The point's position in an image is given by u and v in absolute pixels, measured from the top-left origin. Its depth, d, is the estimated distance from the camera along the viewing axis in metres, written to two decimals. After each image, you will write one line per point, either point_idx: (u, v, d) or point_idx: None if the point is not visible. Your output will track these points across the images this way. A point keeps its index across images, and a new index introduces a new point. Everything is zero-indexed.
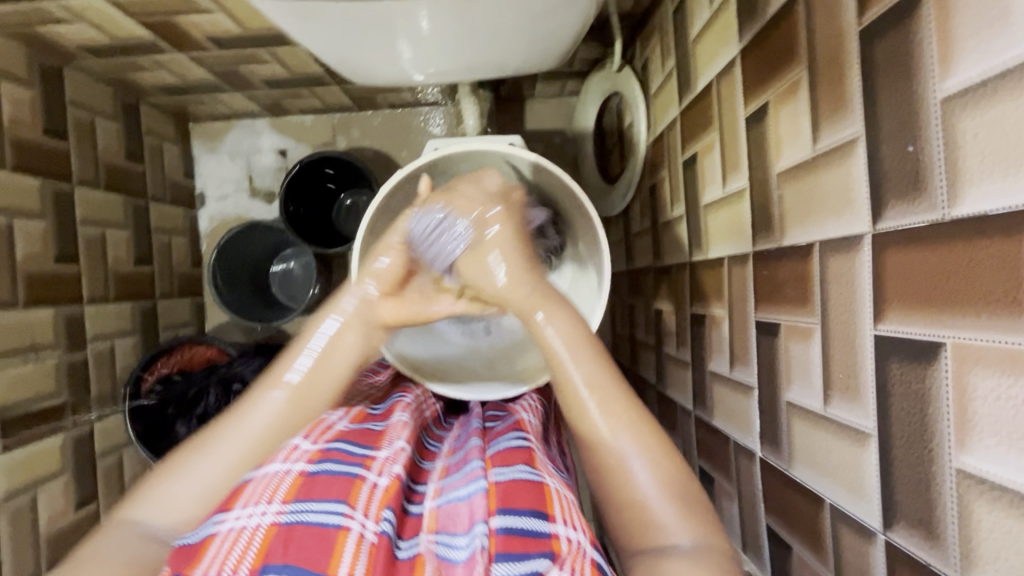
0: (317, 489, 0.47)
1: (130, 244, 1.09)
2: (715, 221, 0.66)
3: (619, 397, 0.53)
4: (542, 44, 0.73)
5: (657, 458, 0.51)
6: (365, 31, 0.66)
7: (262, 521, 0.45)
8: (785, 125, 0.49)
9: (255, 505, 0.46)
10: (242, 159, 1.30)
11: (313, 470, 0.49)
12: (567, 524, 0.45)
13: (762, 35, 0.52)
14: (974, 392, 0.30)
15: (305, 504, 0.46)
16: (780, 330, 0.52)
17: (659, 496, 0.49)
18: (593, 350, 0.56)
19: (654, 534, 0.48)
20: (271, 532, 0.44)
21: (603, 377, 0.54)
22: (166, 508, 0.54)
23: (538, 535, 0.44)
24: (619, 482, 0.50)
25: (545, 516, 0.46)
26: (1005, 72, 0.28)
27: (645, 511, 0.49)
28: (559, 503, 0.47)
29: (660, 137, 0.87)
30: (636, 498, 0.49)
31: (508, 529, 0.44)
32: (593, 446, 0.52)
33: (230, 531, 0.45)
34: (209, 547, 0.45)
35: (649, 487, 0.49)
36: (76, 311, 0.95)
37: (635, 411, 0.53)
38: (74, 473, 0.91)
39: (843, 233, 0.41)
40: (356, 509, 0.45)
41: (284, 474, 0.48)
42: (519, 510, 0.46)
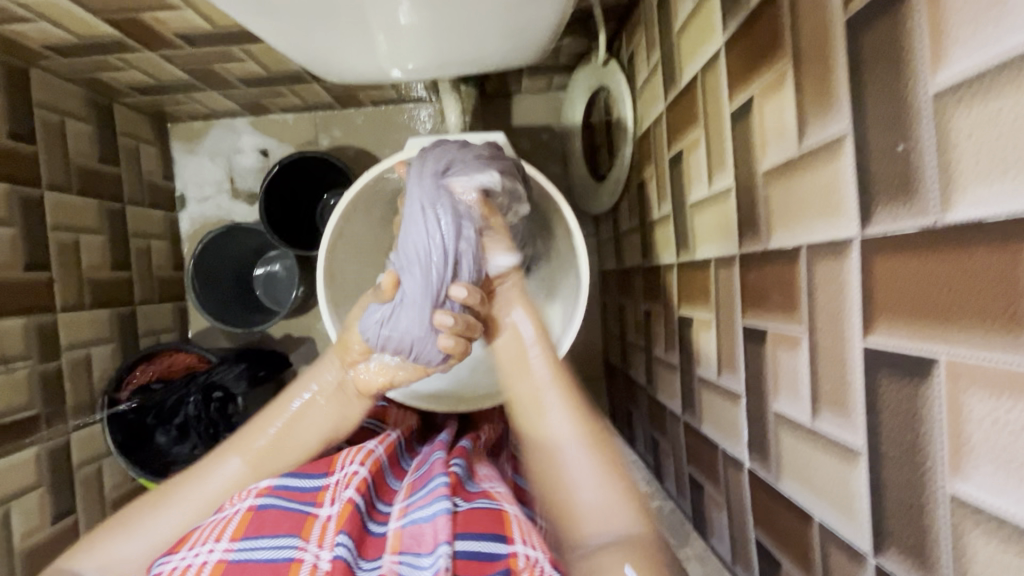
0: (267, 525, 0.48)
1: (106, 250, 1.07)
2: (701, 221, 0.64)
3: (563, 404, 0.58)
4: (521, 38, 0.70)
5: (597, 457, 0.54)
6: (333, 27, 0.63)
7: (209, 560, 0.46)
8: (770, 121, 0.46)
9: (202, 545, 0.47)
10: (222, 160, 1.27)
11: (263, 505, 0.49)
12: (525, 543, 0.46)
13: (746, 27, 0.50)
14: (969, 414, 0.28)
15: (256, 540, 0.47)
16: (767, 336, 0.49)
17: (593, 489, 0.52)
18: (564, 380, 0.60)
19: (574, 521, 0.52)
20: (219, 569, 0.45)
21: (574, 402, 0.58)
22: (112, 560, 0.55)
23: (492, 558, 0.45)
24: (551, 473, 0.55)
25: (504, 538, 0.46)
26: (1002, 64, 0.25)
27: (574, 503, 0.52)
28: (519, 525, 0.48)
29: (647, 133, 0.84)
30: (566, 491, 0.53)
31: (468, 554, 0.45)
32: (544, 453, 0.56)
33: (180, 571, 0.46)
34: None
35: (586, 481, 0.53)
36: (48, 320, 0.92)
37: (584, 427, 0.56)
38: (50, 486, 0.89)
39: (830, 236, 0.39)
40: (309, 542, 0.46)
41: (233, 515, 0.49)
42: (480, 534, 0.47)
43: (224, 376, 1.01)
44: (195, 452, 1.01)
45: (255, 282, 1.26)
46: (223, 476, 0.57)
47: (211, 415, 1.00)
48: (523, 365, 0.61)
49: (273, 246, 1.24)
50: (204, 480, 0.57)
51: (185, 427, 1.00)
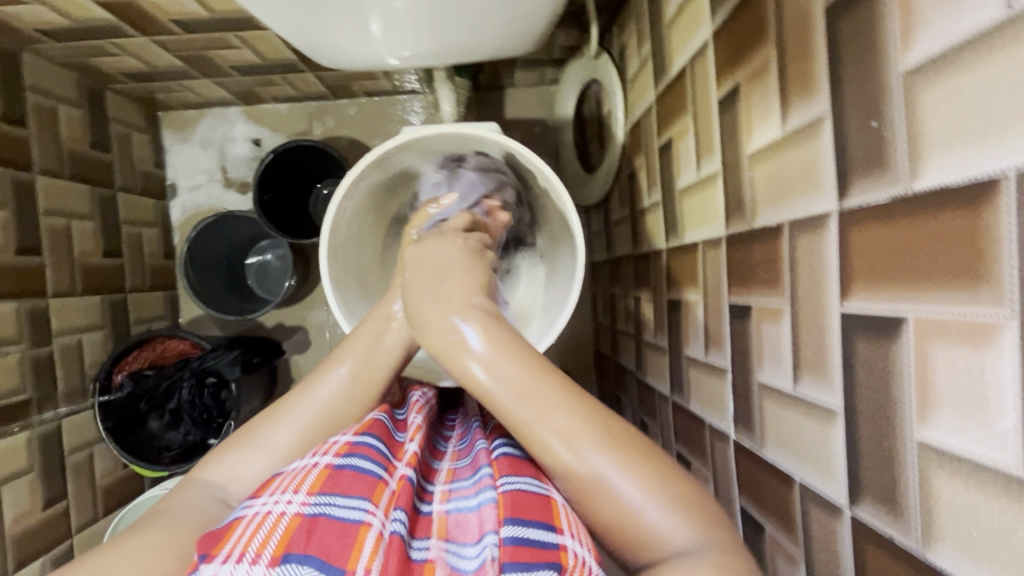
0: (341, 484, 0.46)
1: (97, 236, 1.06)
2: (690, 206, 0.66)
3: (552, 398, 0.44)
4: (516, 28, 0.72)
5: (634, 463, 0.42)
6: (332, 13, 0.64)
7: (288, 510, 0.44)
8: (755, 106, 0.49)
9: (281, 493, 0.46)
10: (214, 149, 1.27)
11: (339, 464, 0.48)
12: (576, 539, 0.43)
13: (732, 17, 0.52)
14: (935, 366, 0.30)
15: (330, 497, 0.45)
16: (752, 312, 0.52)
17: (650, 505, 0.41)
18: (544, 368, 0.46)
19: (653, 548, 0.40)
20: (294, 524, 0.43)
21: (534, 383, 0.45)
22: (240, 478, 0.54)
23: (545, 546, 0.42)
24: (599, 497, 0.42)
25: (553, 528, 0.43)
26: (965, 42, 0.28)
27: (638, 523, 0.41)
28: (568, 516, 0.45)
29: (637, 123, 0.86)
30: (621, 514, 0.41)
31: (518, 540, 0.42)
32: (557, 463, 0.43)
33: (257, 515, 0.45)
34: (235, 530, 0.44)
35: (635, 494, 0.41)
36: (40, 305, 0.92)
37: (587, 416, 0.43)
38: (42, 470, 0.88)
39: (811, 211, 0.41)
40: (379, 507, 0.45)
41: (312, 467, 0.48)
42: (530, 523, 0.43)
43: (219, 362, 1.01)
44: (189, 438, 1.01)
45: (248, 271, 1.26)
46: (331, 383, 0.58)
47: (205, 400, 1.03)
48: (467, 370, 0.47)
49: (266, 235, 1.24)
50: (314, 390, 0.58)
51: (179, 411, 1.01)
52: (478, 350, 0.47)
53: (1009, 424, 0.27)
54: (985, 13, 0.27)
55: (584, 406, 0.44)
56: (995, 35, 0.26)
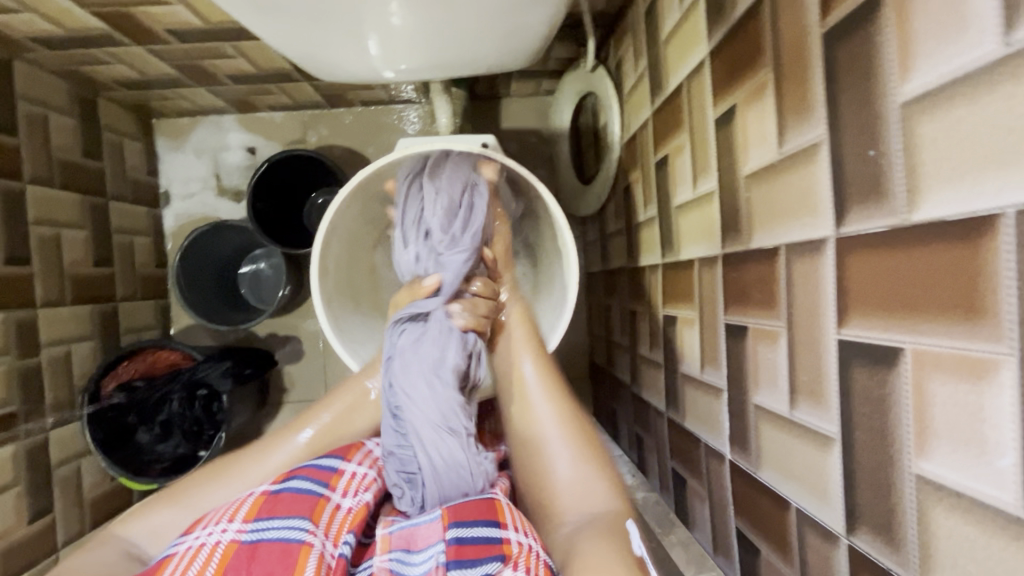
0: (280, 507, 0.48)
1: (88, 245, 1.05)
2: (685, 223, 0.66)
3: (553, 398, 0.61)
4: (513, 43, 0.71)
5: (580, 447, 0.57)
6: (328, 27, 0.64)
7: (222, 538, 0.45)
8: (751, 127, 0.49)
9: (215, 524, 0.47)
10: (208, 157, 1.26)
11: (275, 489, 0.50)
12: (518, 531, 0.47)
13: (729, 38, 0.52)
14: (933, 398, 0.30)
15: (269, 521, 0.46)
16: (747, 332, 0.51)
17: (569, 469, 0.56)
18: (558, 377, 0.64)
19: (553, 503, 0.55)
20: (231, 550, 0.44)
21: (556, 385, 0.62)
22: (158, 529, 0.56)
23: (489, 541, 0.46)
24: (539, 458, 0.58)
25: (497, 523, 0.48)
26: (964, 76, 0.28)
27: (554, 483, 0.56)
28: (512, 513, 0.50)
29: (633, 137, 0.86)
30: (548, 471, 0.57)
31: (461, 539, 0.46)
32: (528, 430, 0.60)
33: (189, 549, 0.45)
34: (167, 567, 0.44)
35: (563, 461, 0.56)
36: (28, 315, 0.91)
37: (568, 409, 0.60)
38: (28, 484, 0.87)
39: (808, 236, 0.41)
40: (319, 526, 0.47)
41: (247, 498, 0.49)
42: (474, 522, 0.48)
43: (209, 373, 0.99)
44: (178, 451, 1.01)
45: (240, 280, 1.25)
46: (291, 445, 0.61)
47: (195, 412, 1.02)
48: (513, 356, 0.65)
49: (259, 244, 1.23)
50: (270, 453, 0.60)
51: (169, 423, 1.00)
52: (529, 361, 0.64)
53: (1007, 462, 0.26)
54: (983, 49, 0.27)
55: (573, 407, 0.61)
56: (994, 71, 0.26)
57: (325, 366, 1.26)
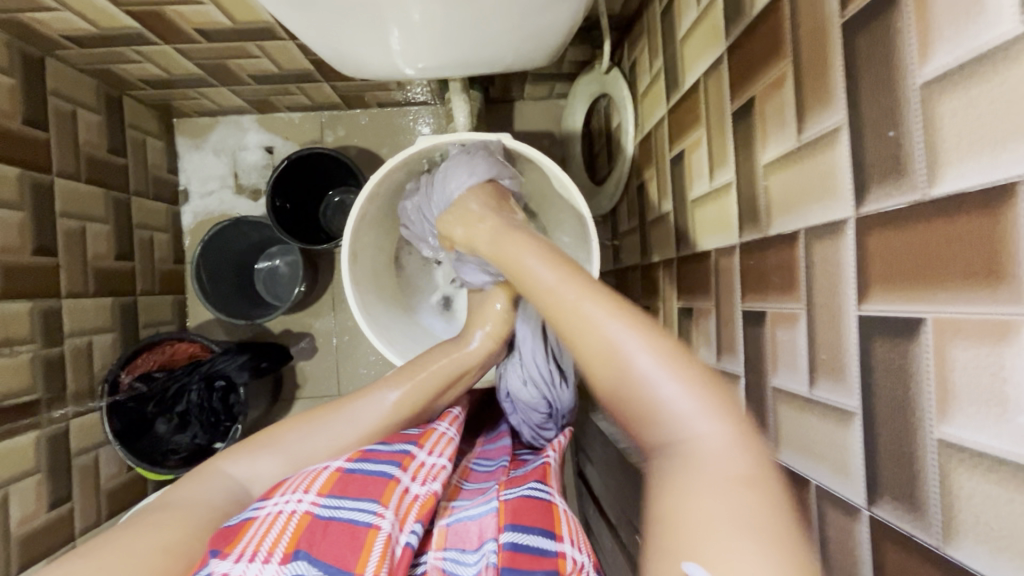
0: (352, 488, 0.48)
1: (111, 239, 1.07)
2: (702, 216, 0.68)
3: (591, 296, 0.47)
4: (534, 41, 0.74)
5: (652, 341, 0.44)
6: (357, 24, 0.66)
7: (298, 508, 0.46)
8: (771, 117, 0.51)
9: (292, 493, 0.48)
10: (227, 156, 1.29)
11: (350, 467, 0.50)
12: (574, 545, 0.47)
13: (747, 33, 0.54)
14: (954, 364, 0.32)
15: (340, 500, 0.47)
16: (765, 317, 0.53)
17: (666, 383, 0.41)
18: (579, 272, 0.50)
19: (660, 426, 0.41)
20: (304, 523, 0.45)
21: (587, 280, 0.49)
22: (251, 471, 0.57)
23: (542, 553, 0.45)
24: (612, 372, 0.44)
25: (552, 535, 0.47)
26: (982, 55, 0.29)
27: (649, 403, 0.42)
28: (567, 525, 0.49)
29: (648, 136, 0.88)
30: (635, 386, 0.42)
31: (516, 546, 0.45)
32: (578, 339, 0.46)
33: (269, 514, 0.47)
34: (248, 530, 0.45)
35: (650, 370, 0.42)
36: (53, 305, 0.92)
37: (617, 302, 0.46)
38: (48, 470, 0.88)
39: (828, 218, 0.42)
40: (388, 508, 0.46)
41: (322, 470, 0.50)
42: (530, 528, 0.47)
43: (227, 365, 1.02)
44: (195, 442, 1.02)
45: (257, 276, 1.27)
46: (378, 403, 0.63)
47: (213, 404, 1.03)
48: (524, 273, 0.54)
49: (276, 241, 1.25)
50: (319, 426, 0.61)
51: (187, 415, 1.02)
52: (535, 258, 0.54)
53: None
54: (999, 29, 0.28)
55: (611, 294, 0.47)
56: (1010, 49, 0.28)
57: (338, 363, 1.28)
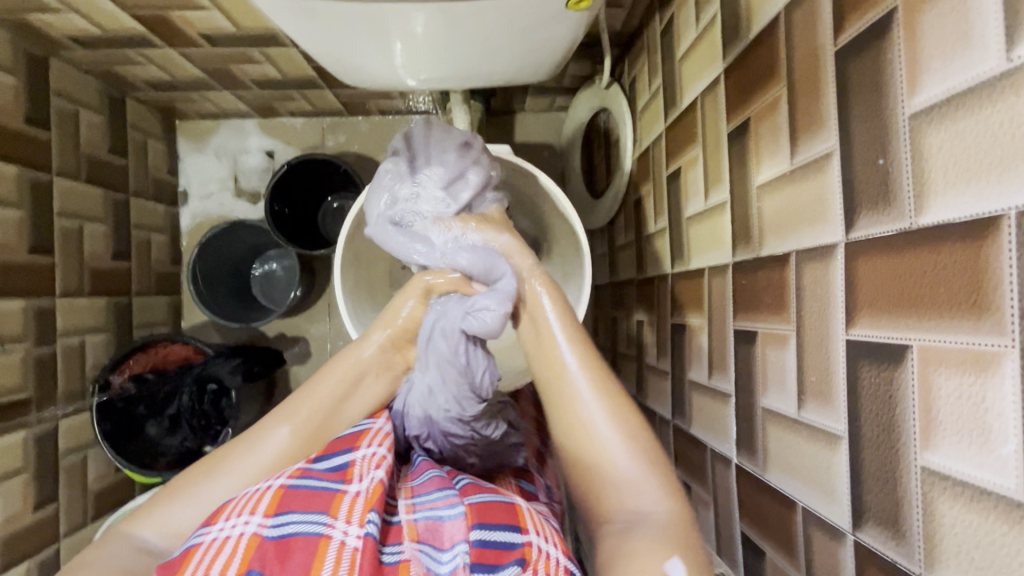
0: (298, 501, 0.46)
1: (108, 239, 1.07)
2: (696, 233, 0.68)
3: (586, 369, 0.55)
4: (535, 56, 0.74)
5: (621, 420, 0.51)
6: (360, 35, 0.66)
7: (244, 530, 0.44)
8: (765, 139, 0.51)
9: (236, 517, 0.46)
10: (227, 159, 1.29)
11: (293, 483, 0.48)
12: (539, 535, 0.47)
13: (744, 56, 0.55)
14: (938, 392, 0.32)
15: (287, 516, 0.45)
16: (757, 337, 0.53)
17: (625, 461, 0.49)
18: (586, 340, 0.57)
19: (609, 492, 0.48)
20: (254, 544, 0.43)
21: (583, 346, 0.56)
22: (168, 525, 0.54)
23: (508, 547, 0.45)
24: (584, 447, 0.51)
25: (517, 528, 0.47)
26: (969, 90, 0.30)
27: (612, 475, 0.49)
28: (531, 518, 0.49)
29: (646, 152, 0.89)
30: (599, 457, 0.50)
31: (484, 542, 0.45)
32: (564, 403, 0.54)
33: (214, 541, 0.44)
34: (193, 557, 0.43)
35: (616, 449, 0.50)
36: (47, 304, 0.92)
37: (605, 377, 0.54)
38: (36, 471, 0.87)
39: (818, 241, 0.43)
40: (338, 518, 0.45)
41: (264, 490, 0.48)
42: (496, 525, 0.47)
43: (219, 369, 1.02)
44: (184, 445, 1.01)
45: (252, 280, 1.28)
46: (276, 437, 0.58)
47: (204, 407, 1.03)
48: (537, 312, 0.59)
49: (273, 245, 1.26)
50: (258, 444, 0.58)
51: (179, 416, 1.01)
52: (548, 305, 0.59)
53: (1011, 449, 0.28)
54: (987, 65, 0.29)
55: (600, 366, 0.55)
56: (997, 85, 0.28)
57: None
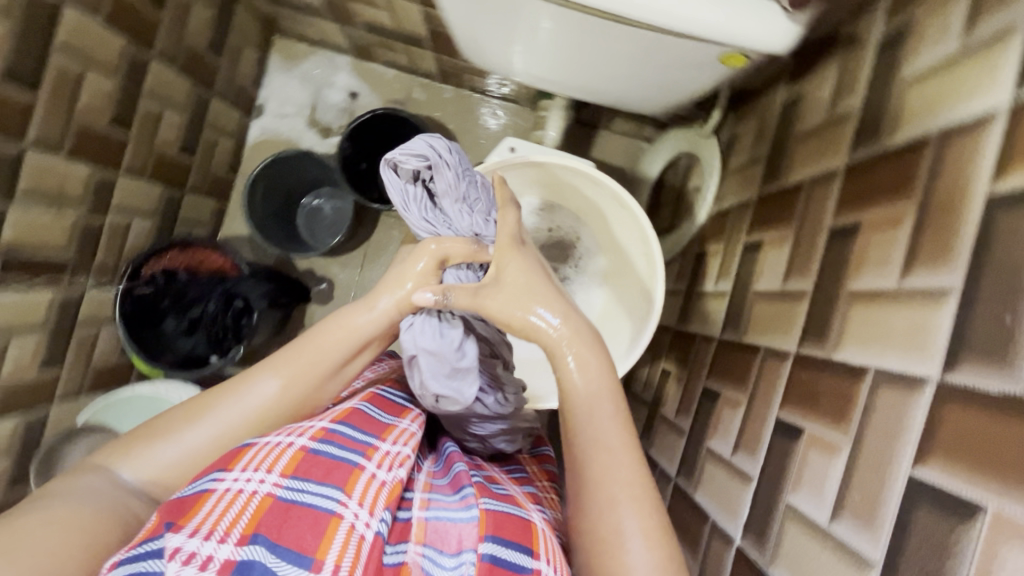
0: (316, 471, 0.47)
1: (181, 130, 1.08)
2: (760, 309, 0.69)
3: (628, 476, 0.49)
4: (648, 92, 0.74)
5: (654, 538, 0.47)
6: (496, 23, 0.65)
7: (259, 489, 0.44)
8: (873, 249, 0.51)
9: (253, 471, 0.45)
10: (312, 87, 1.29)
11: (314, 448, 0.48)
12: (548, 564, 0.47)
13: (873, 161, 0.55)
14: (1003, 563, 0.33)
15: (303, 483, 0.46)
16: (800, 434, 0.53)
17: None
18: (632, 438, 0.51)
19: None
20: (266, 505, 0.44)
21: (623, 443, 0.50)
22: (147, 467, 0.52)
23: (518, 570, 0.46)
24: (610, 560, 0.46)
25: (529, 552, 0.47)
26: None
27: None
28: (544, 542, 0.49)
29: (726, 212, 0.88)
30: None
31: (494, 558, 0.46)
32: (598, 511, 0.48)
33: (227, 491, 0.44)
34: (203, 504, 0.44)
35: (644, 573, 0.45)
36: (109, 177, 0.93)
37: (643, 484, 0.49)
38: (51, 331, 0.88)
39: (904, 370, 0.43)
40: (352, 498, 0.45)
41: (286, 446, 0.48)
42: (509, 543, 0.47)
43: (250, 290, 1.05)
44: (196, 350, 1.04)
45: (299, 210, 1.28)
46: (269, 383, 0.55)
47: (225, 320, 1.04)
48: (581, 395, 0.50)
49: (329, 183, 1.26)
50: (246, 396, 0.55)
51: (200, 320, 1.03)
52: (581, 381, 0.51)
53: None
54: None
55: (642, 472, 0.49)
56: None
57: None
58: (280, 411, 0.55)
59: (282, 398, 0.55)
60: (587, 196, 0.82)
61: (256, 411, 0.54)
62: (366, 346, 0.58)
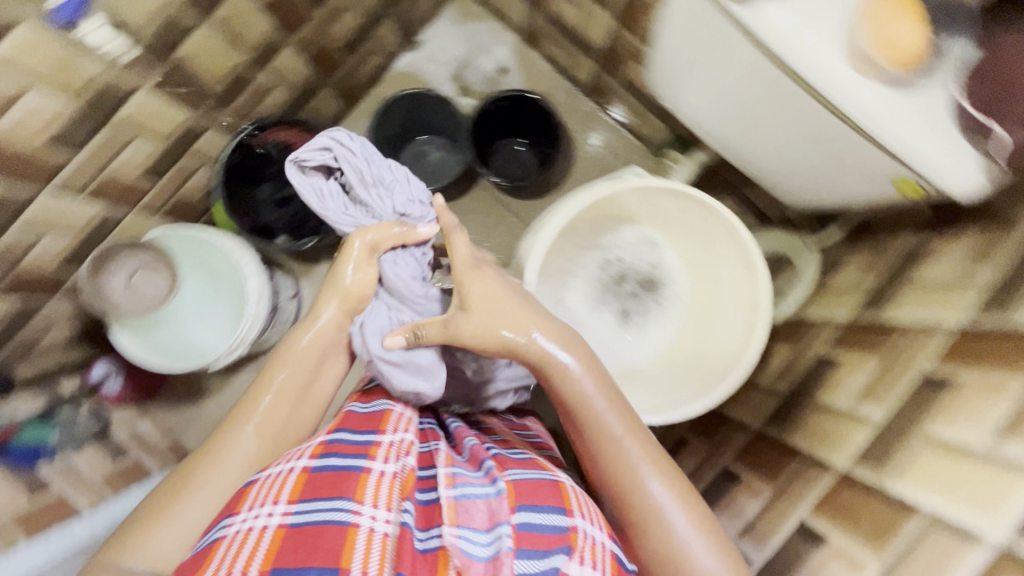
0: (321, 488, 0.48)
1: (349, 32, 1.12)
2: (816, 421, 0.70)
3: (643, 453, 0.58)
4: (803, 190, 0.77)
5: (688, 506, 0.56)
6: (712, 70, 0.68)
7: (269, 523, 0.46)
8: (966, 407, 0.53)
9: (260, 507, 0.47)
10: (470, 46, 1.32)
11: (315, 466, 0.50)
12: (583, 518, 0.51)
13: (992, 330, 0.56)
14: None
15: (312, 503, 0.47)
16: (827, 543, 0.57)
17: (700, 550, 0.54)
18: (634, 422, 0.59)
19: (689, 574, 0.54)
20: (280, 534, 0.45)
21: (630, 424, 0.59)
22: (155, 552, 0.53)
23: (556, 530, 0.48)
24: (656, 531, 0.55)
25: (564, 511, 0.50)
26: None
27: (684, 557, 0.54)
28: (575, 500, 0.52)
29: (804, 321, 0.90)
30: (674, 545, 0.54)
31: (530, 525, 0.47)
32: (625, 489, 0.56)
33: (236, 534, 0.46)
34: (215, 553, 0.45)
35: (691, 540, 0.55)
36: (275, 40, 0.97)
37: (659, 462, 0.58)
38: (164, 149, 0.91)
39: (969, 523, 0.47)
40: (364, 504, 0.47)
41: (288, 473, 0.50)
42: (541, 507, 0.49)
43: None
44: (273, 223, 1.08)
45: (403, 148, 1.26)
46: (248, 434, 0.59)
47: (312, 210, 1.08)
48: (574, 389, 0.58)
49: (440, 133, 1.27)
50: (220, 461, 0.58)
51: (292, 199, 1.08)
52: (577, 372, 0.59)
53: None
54: None
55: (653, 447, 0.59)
56: None
57: None
58: (266, 456, 0.59)
59: (258, 447, 0.59)
60: (715, 247, 0.81)
61: (239, 467, 0.58)
62: (328, 359, 0.66)
